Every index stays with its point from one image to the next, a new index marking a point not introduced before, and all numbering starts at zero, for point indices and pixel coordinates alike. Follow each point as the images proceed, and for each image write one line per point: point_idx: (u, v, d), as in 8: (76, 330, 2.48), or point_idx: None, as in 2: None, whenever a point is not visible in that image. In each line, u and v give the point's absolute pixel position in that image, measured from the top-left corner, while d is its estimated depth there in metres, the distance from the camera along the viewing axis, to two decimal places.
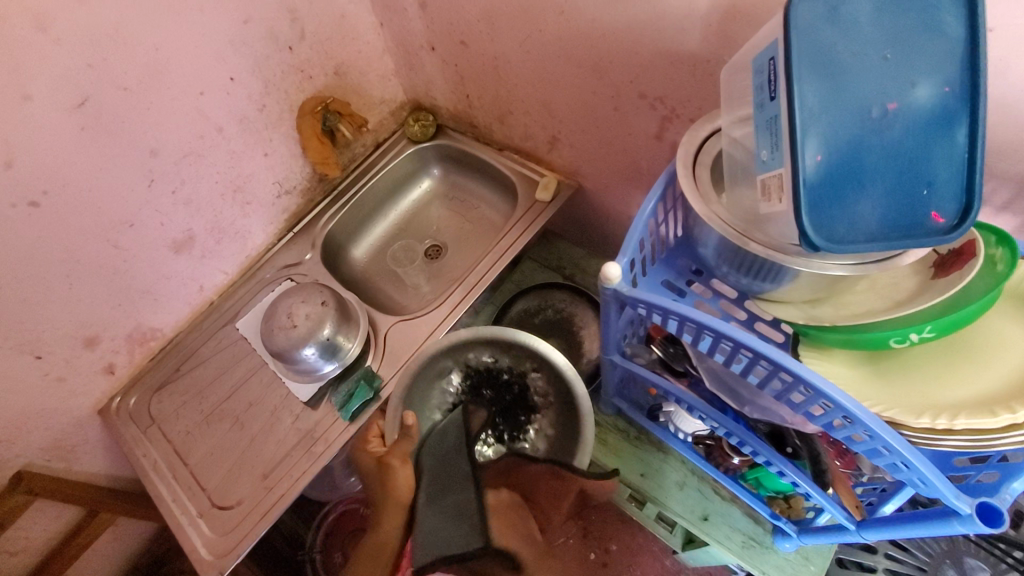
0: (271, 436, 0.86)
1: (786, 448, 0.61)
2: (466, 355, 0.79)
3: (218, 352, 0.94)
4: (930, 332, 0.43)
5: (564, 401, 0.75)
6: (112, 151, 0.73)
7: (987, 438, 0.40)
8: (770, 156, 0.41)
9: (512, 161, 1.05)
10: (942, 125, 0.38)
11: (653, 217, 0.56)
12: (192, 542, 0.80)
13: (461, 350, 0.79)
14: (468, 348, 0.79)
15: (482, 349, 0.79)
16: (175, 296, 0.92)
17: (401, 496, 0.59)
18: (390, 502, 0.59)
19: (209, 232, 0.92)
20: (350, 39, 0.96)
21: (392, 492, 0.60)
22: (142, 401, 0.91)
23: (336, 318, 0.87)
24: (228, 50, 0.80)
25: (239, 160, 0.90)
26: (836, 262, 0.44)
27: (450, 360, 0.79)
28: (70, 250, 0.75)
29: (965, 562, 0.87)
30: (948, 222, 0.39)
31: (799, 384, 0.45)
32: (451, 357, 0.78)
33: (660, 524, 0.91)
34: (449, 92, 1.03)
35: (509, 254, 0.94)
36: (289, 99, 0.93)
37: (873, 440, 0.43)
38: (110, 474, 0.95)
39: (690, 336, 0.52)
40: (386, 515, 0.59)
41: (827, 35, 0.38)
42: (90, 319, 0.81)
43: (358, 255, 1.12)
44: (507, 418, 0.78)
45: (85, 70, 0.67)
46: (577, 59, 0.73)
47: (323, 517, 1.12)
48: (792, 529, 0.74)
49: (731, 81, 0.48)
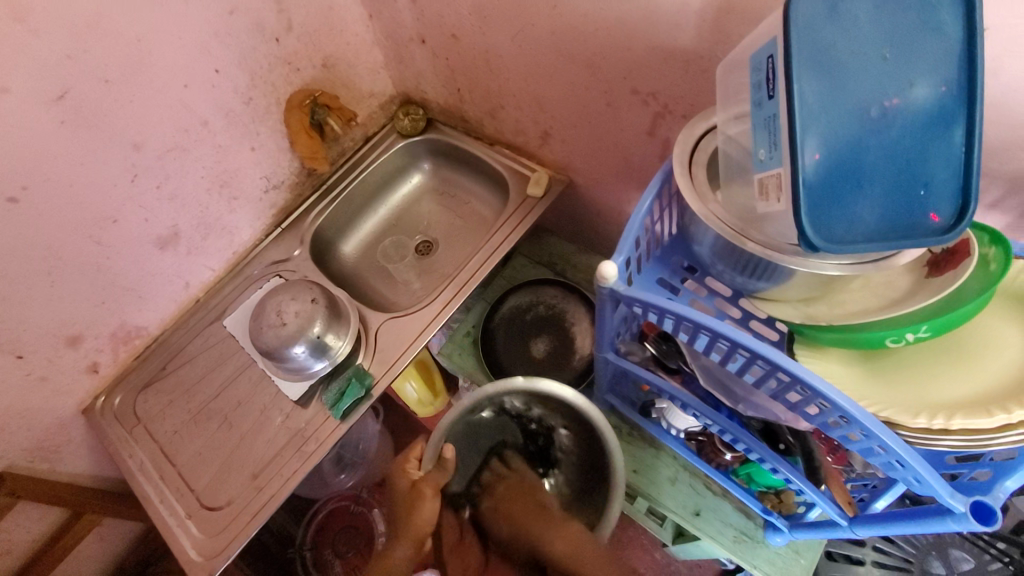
0: (260, 435, 0.85)
1: (778, 445, 0.61)
2: (501, 399, 0.72)
3: (204, 350, 0.93)
4: (926, 332, 0.43)
5: (585, 461, 0.68)
6: (93, 145, 0.71)
7: (983, 438, 0.40)
8: (767, 155, 0.41)
9: (503, 156, 1.04)
10: (939, 125, 0.38)
11: (649, 215, 0.56)
12: (181, 543, 0.79)
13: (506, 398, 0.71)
14: (512, 399, 0.72)
15: (521, 400, 0.72)
16: (160, 293, 0.90)
17: (421, 529, 0.61)
18: (408, 533, 0.61)
19: (194, 228, 0.90)
20: (338, 31, 0.95)
21: (409, 521, 0.61)
22: (127, 400, 0.89)
23: (326, 316, 0.86)
24: (213, 42, 0.78)
25: (226, 154, 0.88)
26: (832, 262, 0.44)
27: (490, 403, 0.71)
28: (52, 247, 0.72)
29: (950, 553, 0.88)
30: (945, 222, 0.39)
31: (796, 384, 0.45)
32: (493, 402, 0.71)
33: (651, 518, 0.91)
34: (440, 86, 1.01)
35: (501, 251, 0.93)
36: (276, 92, 0.91)
37: (868, 440, 0.43)
38: (95, 475, 0.93)
39: (687, 335, 0.52)
40: (401, 540, 0.61)
41: (827, 32, 0.38)
42: (73, 318, 0.79)
43: (348, 251, 1.11)
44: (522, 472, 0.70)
45: (64, 61, 0.65)
46: (570, 54, 0.72)
47: (315, 512, 1.11)
48: (784, 523, 0.74)
49: (728, 78, 0.47)
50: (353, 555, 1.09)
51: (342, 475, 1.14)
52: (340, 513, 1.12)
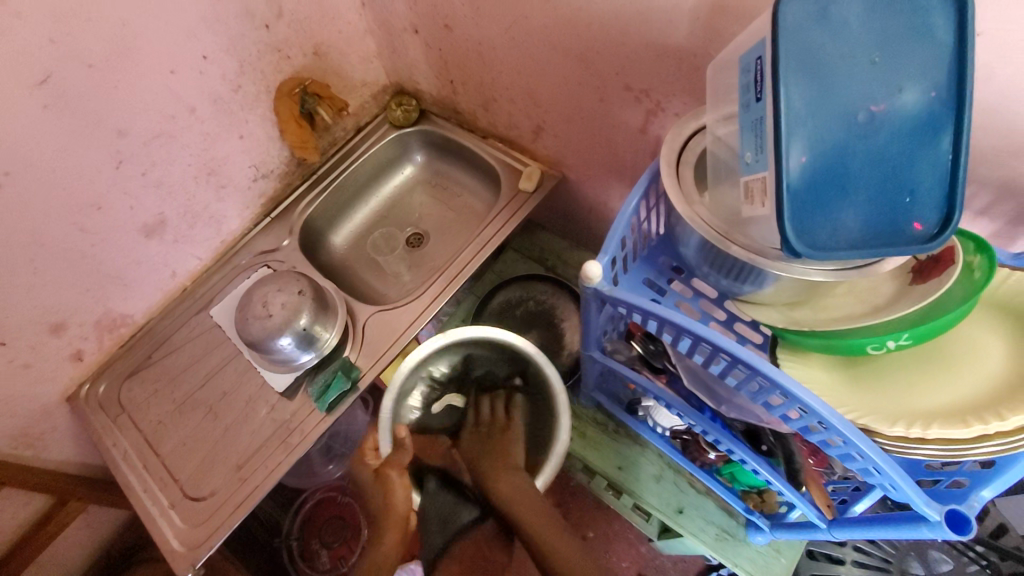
0: (245, 426, 0.85)
1: (761, 446, 0.60)
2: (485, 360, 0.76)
3: (191, 339, 0.92)
4: (907, 339, 0.43)
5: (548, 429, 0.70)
6: (76, 130, 0.70)
7: (959, 448, 0.40)
8: (754, 158, 0.41)
9: (496, 149, 1.03)
10: (927, 132, 0.38)
11: (636, 214, 0.55)
12: (163, 533, 0.78)
13: (502, 355, 0.76)
14: (507, 356, 0.76)
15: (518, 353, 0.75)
16: (146, 282, 0.89)
17: (399, 509, 0.66)
18: (391, 521, 0.66)
19: (181, 217, 0.89)
20: (330, 18, 0.93)
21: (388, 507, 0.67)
22: (112, 388, 0.89)
23: (313, 307, 0.85)
24: (201, 28, 0.77)
25: (214, 142, 0.87)
26: (816, 268, 0.44)
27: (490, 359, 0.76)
28: (34, 233, 0.71)
29: (931, 554, 0.89)
30: (929, 231, 0.39)
31: (776, 389, 0.45)
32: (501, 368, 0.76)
33: (636, 513, 0.92)
34: (433, 77, 1.00)
35: (491, 244, 0.93)
36: (266, 80, 0.89)
37: (847, 446, 0.43)
38: (79, 461, 0.92)
39: (670, 336, 0.51)
40: (387, 531, 0.66)
41: (816, 35, 0.37)
42: (56, 306, 0.78)
43: (338, 242, 1.10)
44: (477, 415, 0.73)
45: (48, 46, 0.64)
46: (564, 49, 0.71)
47: (302, 503, 1.13)
48: (765, 522, 0.74)
49: (718, 78, 0.47)
50: (340, 545, 1.10)
51: (330, 465, 1.13)
52: (326, 505, 1.13)
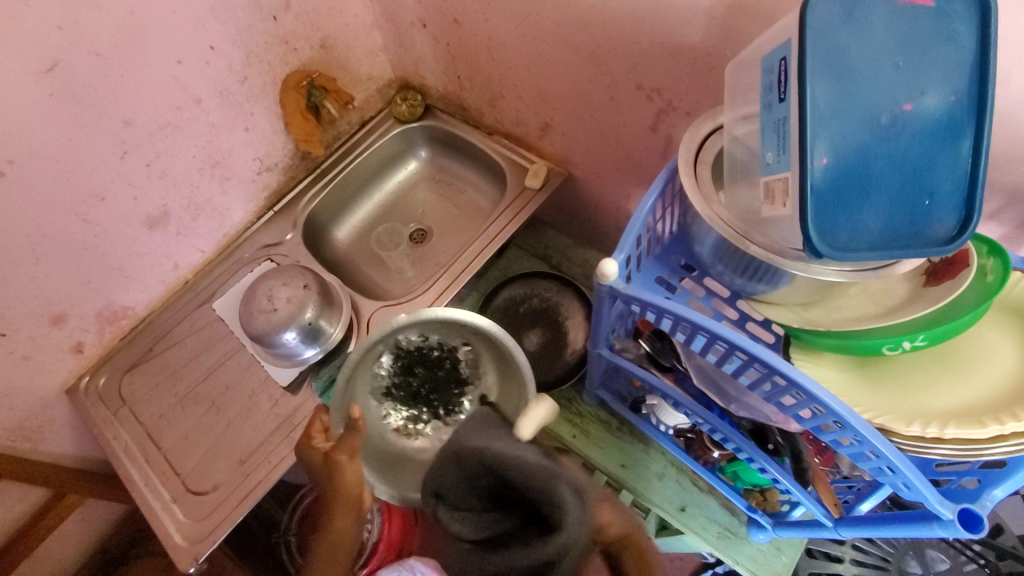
0: (249, 419, 0.84)
1: (768, 445, 0.60)
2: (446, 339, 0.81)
3: (192, 333, 0.91)
4: (922, 341, 0.44)
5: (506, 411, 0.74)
6: (80, 120, 0.69)
7: (975, 448, 0.41)
8: (775, 159, 0.41)
9: (502, 145, 1.02)
10: (948, 136, 0.38)
11: (651, 214, 0.55)
12: (165, 526, 0.78)
13: (503, 365, 0.76)
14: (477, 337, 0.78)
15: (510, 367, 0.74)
16: (148, 274, 0.88)
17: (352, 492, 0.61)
18: (342, 500, 0.61)
19: (184, 209, 0.88)
20: (338, 10, 0.92)
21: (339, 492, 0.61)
22: (112, 381, 0.88)
23: (318, 302, 0.85)
24: (209, 18, 0.76)
25: (219, 134, 0.86)
26: (832, 268, 0.44)
27: (460, 336, 0.81)
28: (37, 223, 0.71)
29: (927, 553, 0.90)
30: (948, 233, 0.39)
31: (791, 389, 0.45)
32: (490, 369, 0.78)
33: (636, 511, 0.93)
34: (440, 72, 1.00)
35: (498, 240, 0.92)
36: (272, 72, 0.89)
37: (861, 446, 0.44)
38: (76, 453, 0.91)
39: (684, 335, 0.52)
40: (338, 514, 0.61)
41: (842, 36, 0.38)
42: (57, 297, 0.77)
43: (341, 236, 1.09)
44: (439, 393, 0.80)
45: (56, 33, 0.63)
46: (575, 45, 0.71)
47: (299, 500, 1.08)
48: (768, 521, 0.75)
49: (737, 78, 0.47)
50: None
51: None
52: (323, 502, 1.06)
